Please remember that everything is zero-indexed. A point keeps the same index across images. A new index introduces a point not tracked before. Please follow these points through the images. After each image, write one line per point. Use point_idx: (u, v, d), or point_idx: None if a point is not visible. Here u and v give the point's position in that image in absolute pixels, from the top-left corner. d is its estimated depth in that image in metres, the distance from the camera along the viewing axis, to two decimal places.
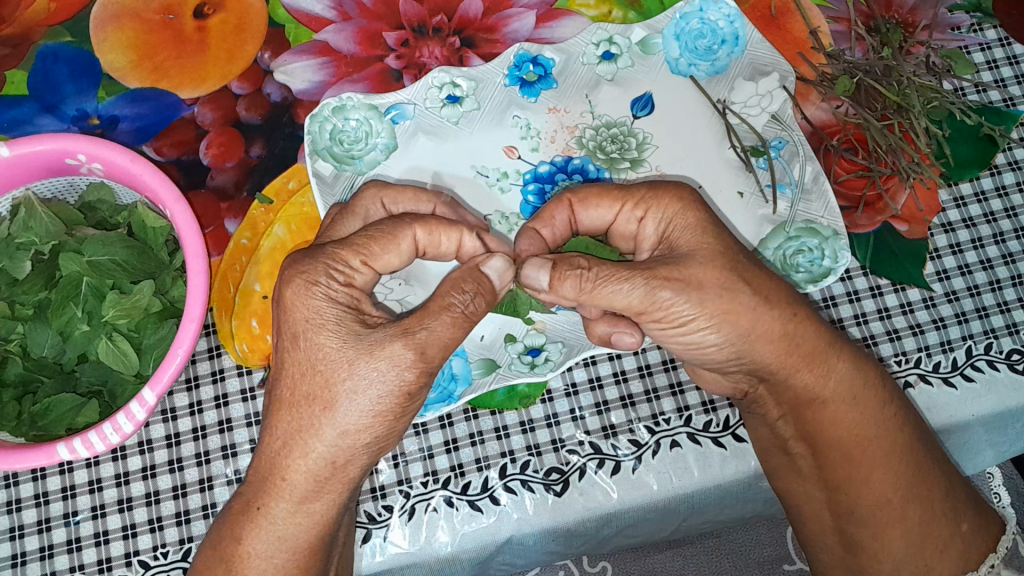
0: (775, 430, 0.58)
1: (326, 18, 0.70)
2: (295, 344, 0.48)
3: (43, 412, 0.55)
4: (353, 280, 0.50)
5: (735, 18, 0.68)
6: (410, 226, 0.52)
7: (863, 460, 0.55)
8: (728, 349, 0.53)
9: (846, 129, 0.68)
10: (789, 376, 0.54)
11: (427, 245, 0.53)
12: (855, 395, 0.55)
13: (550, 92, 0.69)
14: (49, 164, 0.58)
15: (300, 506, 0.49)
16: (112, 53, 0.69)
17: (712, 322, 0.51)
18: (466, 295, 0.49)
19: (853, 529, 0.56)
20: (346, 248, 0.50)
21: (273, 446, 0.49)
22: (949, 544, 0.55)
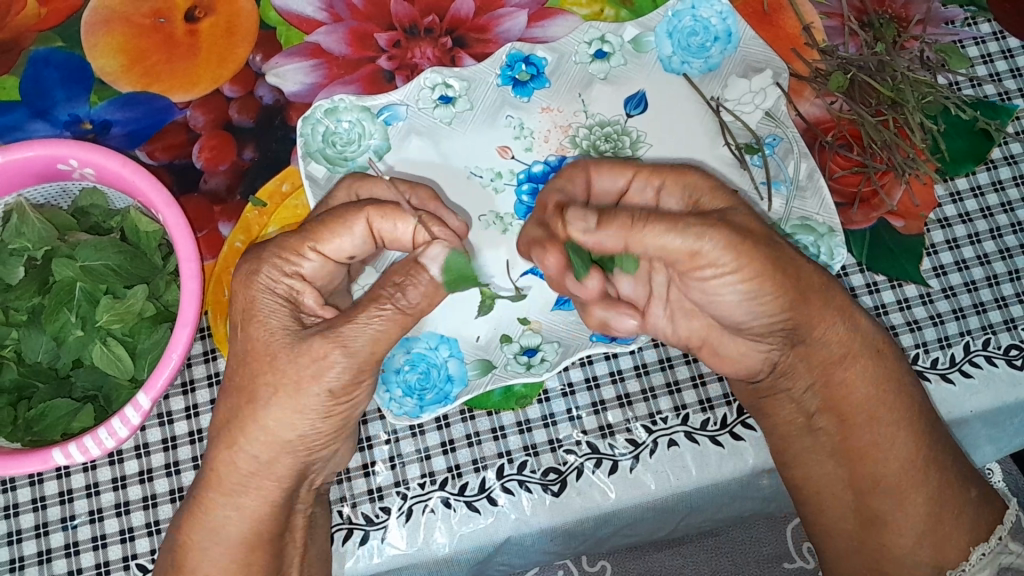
0: (800, 405, 0.58)
1: (317, 20, 0.70)
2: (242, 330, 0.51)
3: (38, 417, 0.55)
4: (302, 270, 0.51)
5: (728, 15, 0.68)
6: (362, 209, 0.51)
7: (886, 421, 0.56)
8: (770, 307, 0.51)
9: (841, 126, 0.68)
10: (822, 332, 0.54)
11: (382, 231, 0.52)
12: (880, 352, 0.57)
13: (544, 91, 0.68)
14: (41, 170, 0.57)
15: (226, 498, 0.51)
16: (103, 58, 0.68)
17: (757, 274, 0.49)
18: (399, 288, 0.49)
19: (877, 502, 0.57)
20: (295, 237, 0.51)
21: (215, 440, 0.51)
22: (963, 510, 0.57)
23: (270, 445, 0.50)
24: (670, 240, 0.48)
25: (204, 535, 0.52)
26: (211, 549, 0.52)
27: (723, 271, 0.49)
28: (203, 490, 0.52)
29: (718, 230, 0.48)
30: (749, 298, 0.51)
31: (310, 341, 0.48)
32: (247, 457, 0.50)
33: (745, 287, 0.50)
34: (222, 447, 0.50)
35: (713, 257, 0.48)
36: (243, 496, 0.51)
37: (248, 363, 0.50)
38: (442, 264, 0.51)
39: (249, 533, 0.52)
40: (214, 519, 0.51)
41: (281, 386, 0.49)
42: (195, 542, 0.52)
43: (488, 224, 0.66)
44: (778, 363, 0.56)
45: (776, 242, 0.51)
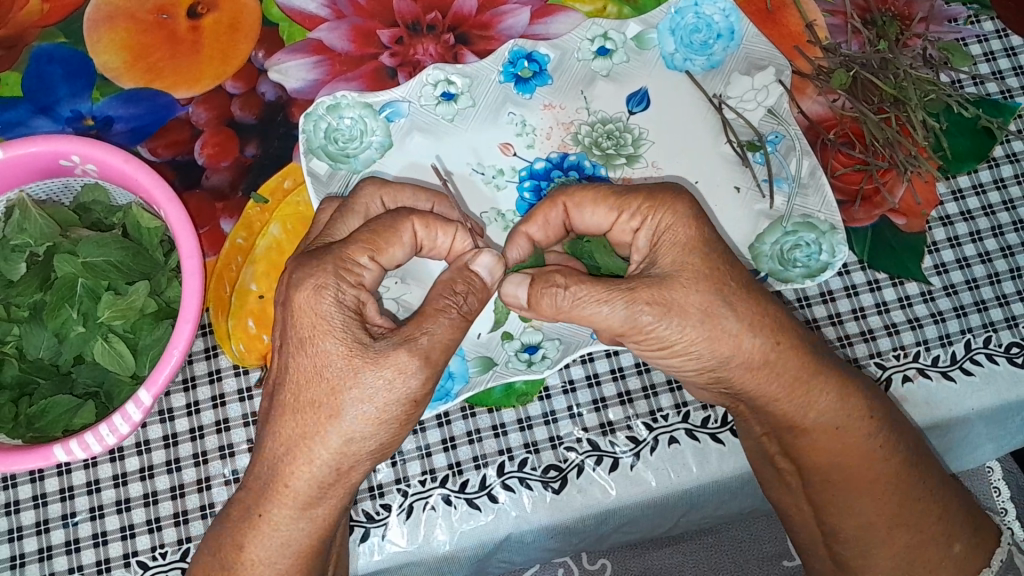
0: (761, 444, 0.58)
1: (319, 17, 0.70)
2: (302, 349, 0.48)
3: (39, 414, 0.55)
4: (364, 280, 0.50)
5: (731, 12, 0.68)
6: (409, 218, 0.52)
7: (847, 485, 0.55)
8: (713, 372, 0.53)
9: (843, 123, 0.68)
10: (767, 403, 0.54)
11: (424, 239, 0.53)
12: (840, 424, 0.54)
13: (546, 89, 0.68)
14: (43, 166, 0.57)
15: (303, 511, 0.49)
16: (106, 54, 0.68)
17: (688, 346, 0.51)
18: (459, 296, 0.49)
19: (841, 550, 0.57)
20: (351, 246, 0.50)
21: (278, 449, 0.48)
22: (935, 566, 0.55)
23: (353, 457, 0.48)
24: (588, 314, 0.51)
25: (270, 551, 0.49)
26: (278, 562, 0.50)
27: (649, 342, 0.52)
28: (266, 504, 0.49)
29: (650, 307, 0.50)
30: (687, 362, 0.52)
31: (394, 353, 0.46)
32: (326, 467, 0.48)
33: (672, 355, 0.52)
34: (296, 461, 0.47)
35: (635, 334, 0.51)
36: (320, 507, 0.49)
37: (316, 375, 0.47)
38: (491, 270, 0.51)
39: (314, 541, 0.50)
40: (282, 534, 0.49)
41: (373, 396, 0.47)
42: (261, 559, 0.49)
43: (489, 222, 0.67)
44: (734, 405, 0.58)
45: (720, 318, 0.50)
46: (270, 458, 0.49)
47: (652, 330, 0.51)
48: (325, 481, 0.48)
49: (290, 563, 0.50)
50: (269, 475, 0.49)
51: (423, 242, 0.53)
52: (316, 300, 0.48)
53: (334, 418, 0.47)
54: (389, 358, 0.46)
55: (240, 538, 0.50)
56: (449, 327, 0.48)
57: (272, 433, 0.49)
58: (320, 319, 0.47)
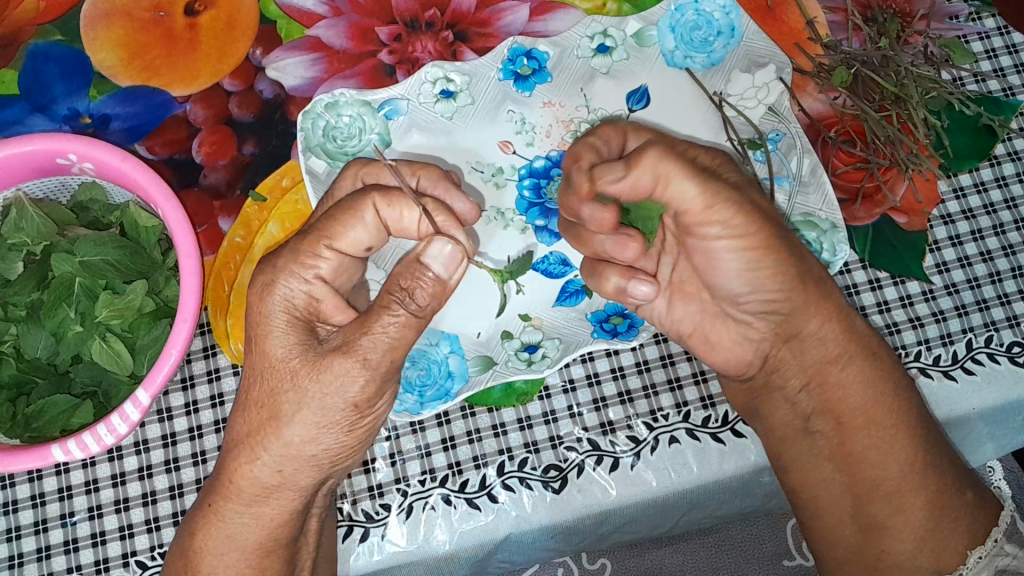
0: (796, 406, 0.58)
1: (317, 14, 0.69)
2: (253, 347, 0.49)
3: (36, 414, 0.54)
4: (319, 271, 0.49)
5: (731, 9, 0.68)
6: (368, 196, 0.49)
7: (883, 427, 0.56)
8: (783, 270, 0.53)
9: (844, 121, 0.67)
10: (818, 322, 0.55)
11: (389, 220, 0.50)
12: (878, 348, 0.57)
13: (545, 86, 0.68)
14: (39, 164, 0.57)
15: (249, 508, 0.51)
16: (102, 52, 0.68)
17: (760, 245, 0.52)
18: (405, 293, 0.46)
19: (876, 506, 0.56)
20: (307, 237, 0.49)
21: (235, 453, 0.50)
22: (961, 515, 0.56)
23: (294, 463, 0.50)
24: (685, 182, 0.50)
25: (218, 542, 0.51)
26: (227, 555, 0.51)
27: (728, 232, 0.51)
28: (216, 498, 0.51)
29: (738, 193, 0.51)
30: (757, 262, 0.52)
31: (330, 360, 0.47)
32: (269, 468, 0.50)
33: (743, 254, 0.52)
34: (240, 460, 0.50)
35: (722, 217, 0.51)
36: (267, 506, 0.51)
37: (259, 378, 0.49)
38: (445, 261, 0.47)
39: (262, 539, 0.51)
40: (226, 526, 0.51)
41: (304, 401, 0.48)
42: (208, 548, 0.52)
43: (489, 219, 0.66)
44: (768, 359, 0.57)
45: (785, 228, 0.53)
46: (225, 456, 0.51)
47: (741, 212, 0.51)
48: (277, 480, 0.50)
49: (242, 562, 0.52)
50: (221, 469, 0.51)
51: (390, 223, 0.50)
52: (265, 297, 0.49)
53: (278, 421, 0.49)
54: (326, 365, 0.47)
55: (194, 527, 0.52)
56: (395, 327, 0.46)
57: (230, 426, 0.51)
58: (265, 319, 0.49)
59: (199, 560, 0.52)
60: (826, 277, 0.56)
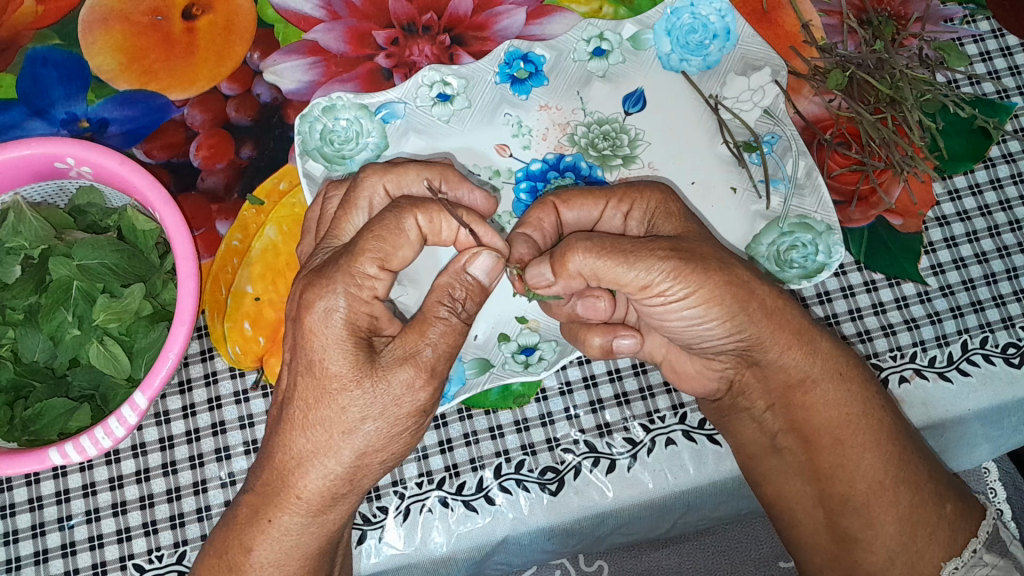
0: (763, 424, 0.58)
1: (315, 18, 0.69)
2: (310, 371, 0.47)
3: (34, 417, 0.55)
4: (377, 290, 0.48)
5: (727, 12, 0.68)
6: (410, 212, 0.48)
7: (857, 443, 0.54)
8: (736, 322, 0.52)
9: (839, 124, 0.68)
10: (778, 356, 0.54)
11: (429, 232, 0.50)
12: (842, 371, 0.55)
13: (542, 89, 0.68)
14: (37, 168, 0.58)
15: (314, 518, 0.49)
16: (101, 56, 0.69)
17: (706, 299, 0.50)
18: (457, 301, 0.48)
19: (846, 518, 0.55)
20: (359, 256, 0.47)
21: (288, 462, 0.47)
22: (937, 528, 0.54)
23: (349, 478, 0.48)
24: (613, 268, 0.50)
25: (277, 553, 0.49)
26: (286, 564, 0.49)
27: (672, 299, 0.51)
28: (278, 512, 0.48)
29: (667, 262, 0.49)
30: (712, 317, 0.52)
31: (400, 370, 0.46)
32: (340, 477, 0.48)
33: (692, 312, 0.51)
34: (305, 475, 0.47)
35: (661, 289, 0.50)
36: (332, 512, 0.49)
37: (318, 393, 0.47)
38: (488, 270, 0.49)
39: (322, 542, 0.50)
40: (292, 538, 0.49)
41: (365, 413, 0.46)
42: (267, 562, 0.49)
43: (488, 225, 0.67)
44: (734, 381, 0.58)
45: (732, 263, 0.51)
46: (280, 469, 0.48)
47: (681, 274, 0.50)
48: (335, 490, 0.48)
49: (299, 564, 0.49)
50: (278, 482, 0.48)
51: (429, 234, 0.50)
52: (326, 323, 0.46)
53: (347, 434, 0.47)
54: (389, 375, 0.46)
55: (247, 541, 0.49)
56: (450, 333, 0.47)
57: (281, 444, 0.48)
58: (327, 343, 0.46)
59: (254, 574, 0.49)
60: (786, 303, 0.53)
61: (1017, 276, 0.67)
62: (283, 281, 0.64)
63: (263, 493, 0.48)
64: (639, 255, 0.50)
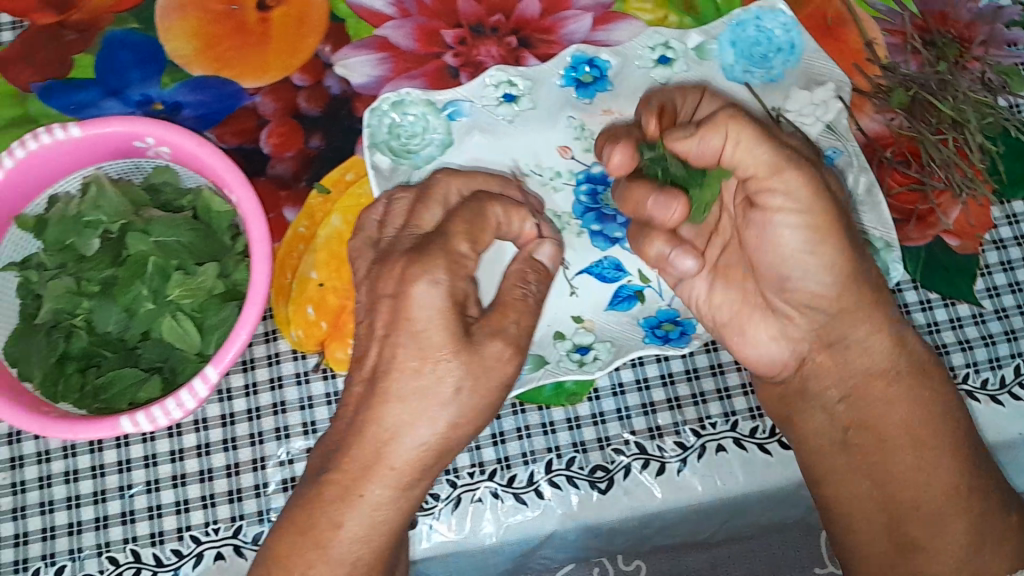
0: (834, 416, 0.58)
1: (386, 14, 0.71)
2: (410, 339, 0.48)
3: (106, 385, 0.58)
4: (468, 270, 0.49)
5: (791, 26, 0.69)
6: (489, 202, 0.51)
7: (927, 444, 0.55)
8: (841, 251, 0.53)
9: (900, 142, 0.69)
10: (862, 337, 0.57)
11: (505, 223, 0.52)
12: (922, 368, 0.57)
13: (605, 94, 0.69)
14: (117, 146, 0.60)
15: (401, 492, 0.49)
16: (177, 41, 0.71)
17: (814, 226, 0.52)
18: (532, 286, 0.52)
19: (912, 525, 0.55)
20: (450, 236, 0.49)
21: (380, 436, 0.48)
22: (1007, 538, 0.54)
23: (437, 452, 0.50)
24: (758, 145, 0.50)
25: (364, 528, 0.49)
26: (371, 542, 0.49)
27: (790, 204, 0.52)
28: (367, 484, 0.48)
29: (808, 166, 0.51)
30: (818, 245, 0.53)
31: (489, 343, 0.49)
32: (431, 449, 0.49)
33: (804, 232, 0.53)
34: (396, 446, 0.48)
35: (791, 186, 0.51)
36: (416, 488, 0.50)
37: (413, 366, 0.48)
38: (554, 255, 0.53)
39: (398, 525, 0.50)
40: (383, 513, 0.49)
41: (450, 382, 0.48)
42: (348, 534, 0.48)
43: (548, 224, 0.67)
44: (806, 361, 0.59)
45: (849, 219, 0.54)
46: (371, 442, 0.48)
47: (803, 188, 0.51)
48: (421, 463, 0.49)
49: (374, 545, 0.49)
50: (371, 455, 0.48)
51: (504, 225, 0.52)
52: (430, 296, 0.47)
53: (442, 404, 0.49)
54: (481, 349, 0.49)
55: (330, 514, 0.48)
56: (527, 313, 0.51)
57: (371, 419, 0.49)
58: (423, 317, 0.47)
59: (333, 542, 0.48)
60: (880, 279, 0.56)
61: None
62: (345, 270, 0.65)
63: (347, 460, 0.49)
64: (777, 159, 0.50)
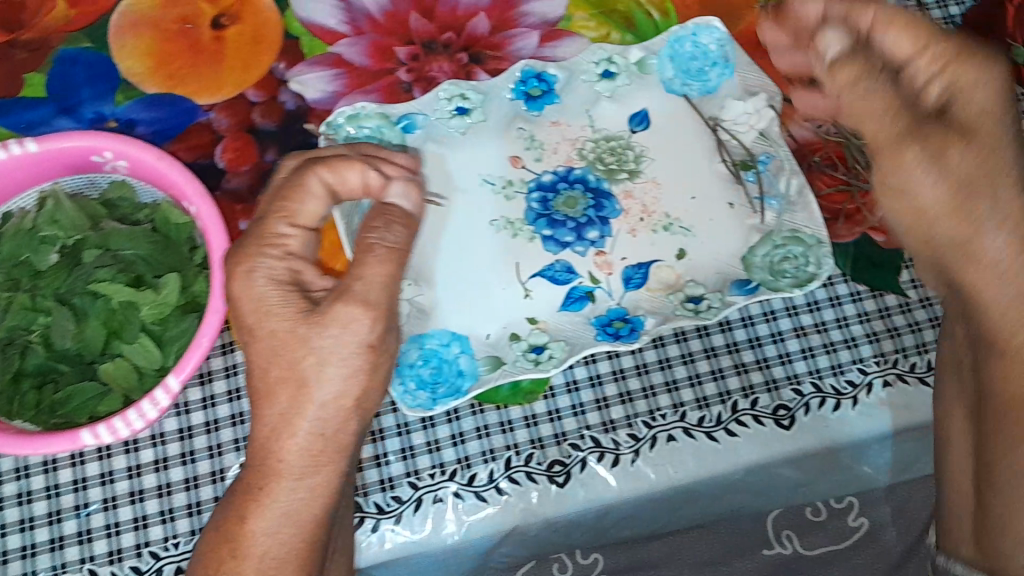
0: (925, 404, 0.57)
1: (340, 32, 0.74)
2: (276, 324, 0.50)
3: (64, 400, 0.58)
4: (288, 248, 0.51)
5: (725, 42, 0.73)
6: (312, 170, 0.53)
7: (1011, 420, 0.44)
8: (996, 243, 0.42)
9: (828, 147, 0.73)
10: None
11: (336, 183, 0.53)
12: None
13: (554, 107, 0.73)
14: (74, 162, 0.61)
15: (301, 481, 0.49)
16: (130, 60, 0.72)
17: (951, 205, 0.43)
18: (380, 232, 0.52)
19: (995, 500, 0.46)
20: (267, 221, 0.52)
21: (265, 430, 0.49)
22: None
23: (334, 418, 0.49)
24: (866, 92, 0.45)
25: (273, 522, 0.49)
26: (281, 535, 0.49)
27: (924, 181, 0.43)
28: (267, 479, 0.49)
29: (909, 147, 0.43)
30: (927, 229, 0.44)
31: (333, 309, 0.49)
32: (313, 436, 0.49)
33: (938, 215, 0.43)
34: (282, 438, 0.49)
35: (906, 173, 0.43)
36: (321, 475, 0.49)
37: (274, 345, 0.49)
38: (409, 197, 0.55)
39: (319, 514, 0.50)
40: (291, 504, 0.49)
41: (331, 355, 0.49)
42: (262, 531, 0.49)
43: (499, 229, 0.70)
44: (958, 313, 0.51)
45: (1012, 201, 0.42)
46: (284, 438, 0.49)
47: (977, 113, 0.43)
48: (317, 450, 0.49)
49: (295, 535, 0.49)
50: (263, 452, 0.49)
51: (337, 187, 0.53)
52: (251, 285, 0.50)
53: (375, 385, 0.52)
54: (331, 315, 0.49)
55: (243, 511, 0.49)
56: None
57: (255, 421, 0.50)
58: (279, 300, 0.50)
59: (249, 544, 0.49)
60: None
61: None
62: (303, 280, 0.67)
63: (247, 468, 0.50)
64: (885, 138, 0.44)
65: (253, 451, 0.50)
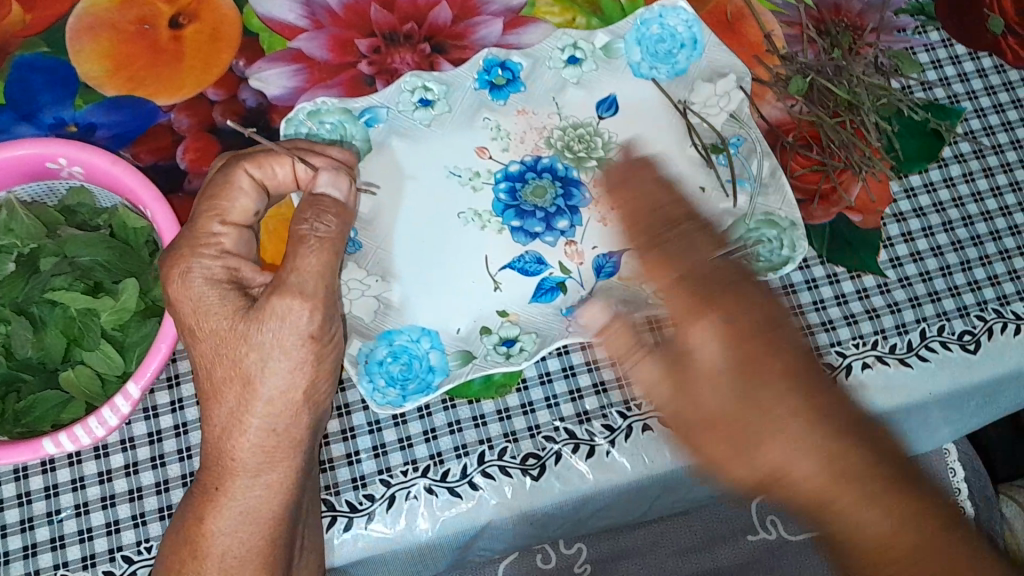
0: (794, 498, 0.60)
1: (299, 27, 0.72)
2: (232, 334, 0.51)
3: (27, 410, 0.57)
4: (225, 245, 0.54)
5: (693, 23, 0.71)
6: (239, 166, 0.55)
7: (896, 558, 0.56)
8: (739, 414, 0.61)
9: (801, 127, 0.71)
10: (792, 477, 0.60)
11: (264, 179, 0.56)
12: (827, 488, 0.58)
13: (519, 95, 0.71)
14: (30, 169, 0.60)
15: (255, 479, 0.52)
16: (89, 63, 0.70)
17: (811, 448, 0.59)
18: (312, 221, 0.53)
19: None
20: (200, 221, 0.54)
21: (215, 432, 0.53)
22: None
23: (282, 414, 0.52)
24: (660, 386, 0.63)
25: (233, 521, 0.53)
26: (241, 535, 0.53)
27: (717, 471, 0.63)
28: (223, 478, 0.52)
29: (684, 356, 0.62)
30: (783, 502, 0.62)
31: (268, 304, 0.50)
32: (262, 431, 0.52)
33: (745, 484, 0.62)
34: (233, 436, 0.52)
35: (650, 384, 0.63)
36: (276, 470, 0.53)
37: (217, 344, 0.52)
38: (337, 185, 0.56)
39: (274, 512, 0.53)
40: (247, 501, 0.53)
41: (273, 348, 0.50)
42: (221, 529, 0.53)
43: (466, 222, 0.69)
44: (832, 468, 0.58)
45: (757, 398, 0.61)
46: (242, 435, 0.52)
47: (791, 357, 0.61)
48: (269, 446, 0.52)
49: (252, 532, 0.53)
50: (218, 452, 0.53)
51: (266, 182, 0.56)
52: (188, 282, 0.52)
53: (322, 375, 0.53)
54: (268, 310, 0.50)
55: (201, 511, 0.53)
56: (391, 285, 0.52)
57: (207, 420, 0.53)
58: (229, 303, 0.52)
59: (209, 543, 0.53)
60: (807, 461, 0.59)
61: (986, 264, 0.71)
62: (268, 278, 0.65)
63: (206, 469, 0.53)
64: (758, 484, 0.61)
65: (208, 451, 0.53)
